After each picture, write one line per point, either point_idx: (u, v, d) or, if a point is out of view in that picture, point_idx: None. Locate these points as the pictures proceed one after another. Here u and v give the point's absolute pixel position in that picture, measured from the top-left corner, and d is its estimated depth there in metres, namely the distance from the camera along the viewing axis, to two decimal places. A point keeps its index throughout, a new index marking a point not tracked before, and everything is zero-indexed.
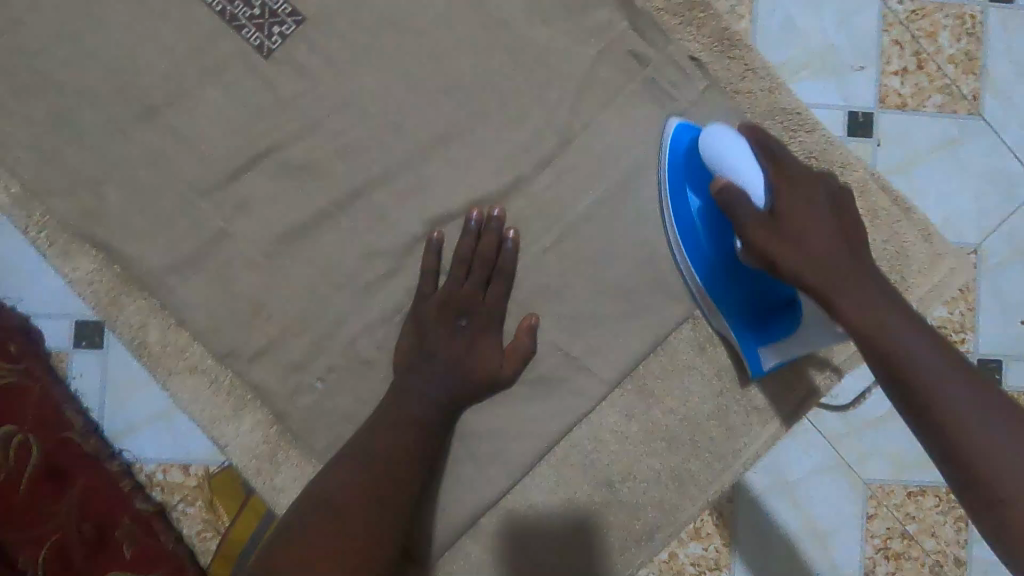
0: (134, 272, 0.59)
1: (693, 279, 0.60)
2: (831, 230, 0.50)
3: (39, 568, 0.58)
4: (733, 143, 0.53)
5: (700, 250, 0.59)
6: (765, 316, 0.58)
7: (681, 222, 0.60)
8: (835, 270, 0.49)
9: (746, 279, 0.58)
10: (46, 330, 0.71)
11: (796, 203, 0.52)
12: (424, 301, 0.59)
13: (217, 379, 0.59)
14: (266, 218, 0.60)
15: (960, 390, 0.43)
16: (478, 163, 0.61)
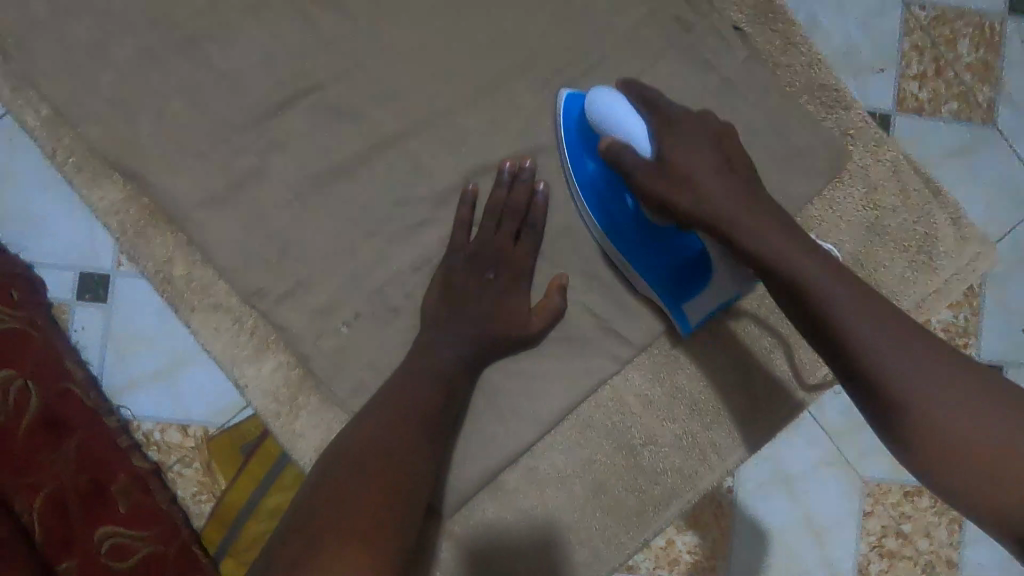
0: (162, 204, 0.58)
1: (612, 249, 0.60)
2: (730, 184, 0.53)
3: (33, 513, 0.64)
4: (618, 102, 0.56)
5: (612, 214, 0.59)
6: (684, 273, 0.59)
7: (587, 188, 0.60)
8: (747, 229, 0.51)
9: (657, 236, 0.59)
10: (49, 280, 0.69)
11: (707, 167, 0.54)
12: (457, 250, 0.59)
13: (241, 319, 0.59)
14: (300, 158, 0.59)
15: (911, 369, 0.43)
16: (517, 117, 0.61)
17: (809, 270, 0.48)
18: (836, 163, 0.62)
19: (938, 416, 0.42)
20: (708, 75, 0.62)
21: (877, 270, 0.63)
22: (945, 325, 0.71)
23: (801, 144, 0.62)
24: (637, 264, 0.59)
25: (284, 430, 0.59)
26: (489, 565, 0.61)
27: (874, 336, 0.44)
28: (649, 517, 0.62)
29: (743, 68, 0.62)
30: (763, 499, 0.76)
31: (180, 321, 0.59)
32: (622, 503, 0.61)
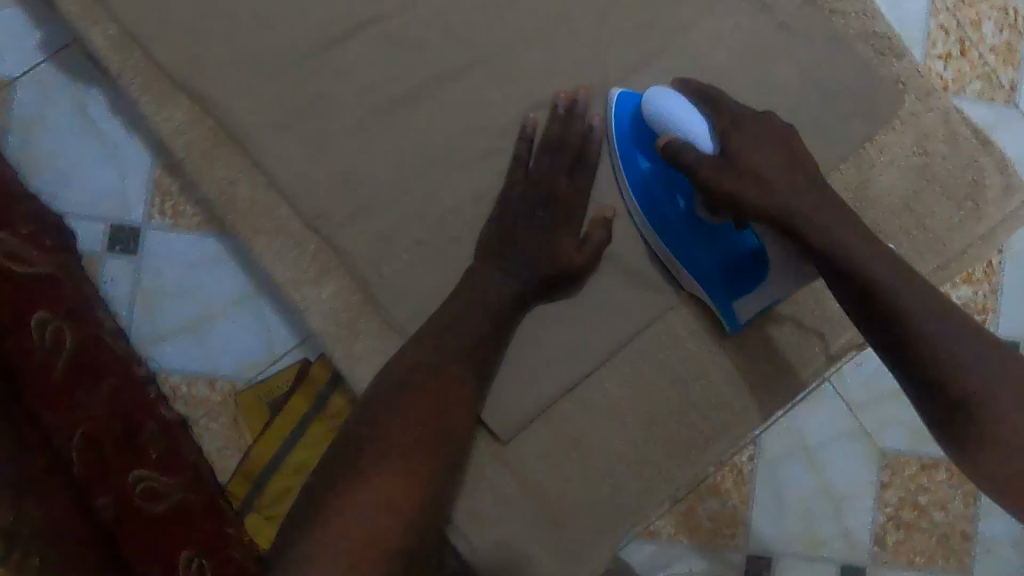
0: (228, 125, 0.58)
1: (661, 249, 0.61)
2: (788, 176, 0.57)
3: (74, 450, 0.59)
4: (678, 101, 0.57)
5: (664, 212, 0.60)
6: (735, 271, 0.60)
7: (639, 188, 0.61)
8: (814, 222, 0.54)
9: (711, 233, 0.60)
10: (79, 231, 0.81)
11: (767, 158, 0.57)
12: (518, 180, 0.60)
13: (303, 243, 0.59)
14: (365, 84, 0.59)
15: (964, 358, 0.49)
16: (581, 52, 0.62)
17: (859, 249, 0.53)
18: (888, 108, 0.64)
19: (989, 400, 0.47)
20: (765, 19, 0.63)
21: (924, 215, 0.64)
22: (966, 301, 0.77)
23: (855, 89, 0.63)
24: (689, 260, 0.60)
25: (344, 354, 0.60)
26: (541, 494, 0.61)
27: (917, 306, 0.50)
28: (699, 452, 0.63)
29: (800, 14, 0.63)
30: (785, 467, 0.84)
31: (241, 244, 0.59)
32: (673, 437, 0.62)
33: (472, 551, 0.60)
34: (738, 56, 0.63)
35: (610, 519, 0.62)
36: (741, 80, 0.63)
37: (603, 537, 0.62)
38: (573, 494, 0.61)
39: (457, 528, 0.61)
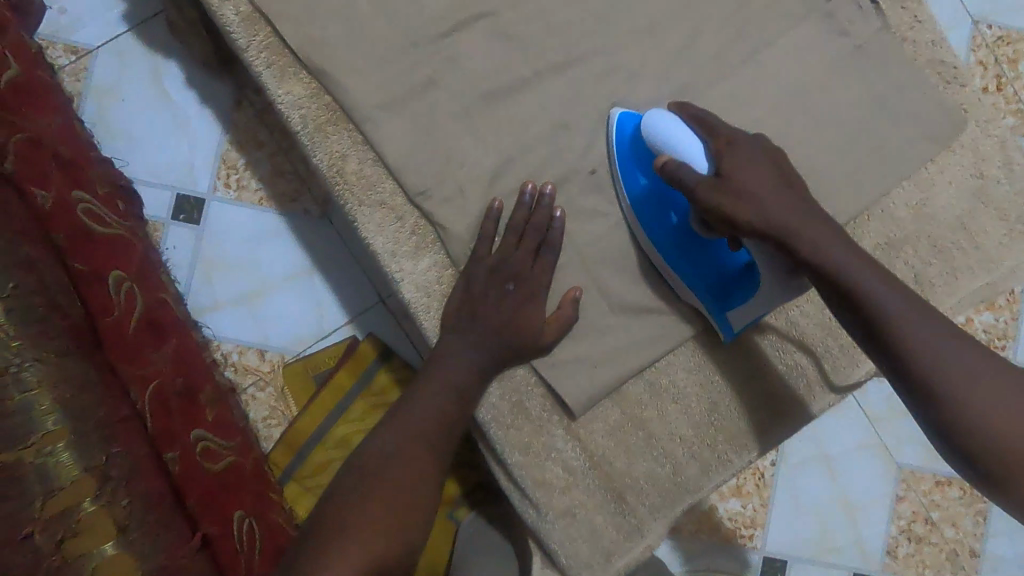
0: (342, 102, 0.64)
1: (661, 261, 0.68)
2: (783, 198, 0.60)
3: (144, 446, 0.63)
4: (673, 119, 0.64)
5: (660, 230, 0.67)
6: (728, 283, 0.67)
7: (638, 203, 0.67)
8: (802, 230, 0.59)
9: (704, 247, 0.67)
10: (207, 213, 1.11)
11: (760, 180, 0.61)
12: (601, 182, 0.68)
13: (404, 217, 0.66)
14: (472, 75, 0.65)
15: (950, 363, 0.54)
16: (667, 61, 0.67)
17: (861, 275, 0.57)
18: (953, 131, 0.68)
19: (979, 401, 0.53)
20: (843, 40, 0.68)
21: (978, 234, 0.69)
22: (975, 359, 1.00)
23: (923, 110, 0.68)
24: (686, 272, 0.68)
25: (434, 326, 0.67)
26: (605, 467, 0.69)
27: (911, 325, 0.55)
28: (745, 446, 0.72)
29: (874, 37, 0.68)
30: None
31: (346, 212, 0.66)
32: (722, 430, 0.71)
33: (542, 518, 0.68)
34: (816, 72, 0.68)
35: (666, 498, 0.70)
36: (817, 94, 0.67)
37: (659, 513, 0.70)
38: (634, 473, 0.70)
39: (530, 492, 0.68)
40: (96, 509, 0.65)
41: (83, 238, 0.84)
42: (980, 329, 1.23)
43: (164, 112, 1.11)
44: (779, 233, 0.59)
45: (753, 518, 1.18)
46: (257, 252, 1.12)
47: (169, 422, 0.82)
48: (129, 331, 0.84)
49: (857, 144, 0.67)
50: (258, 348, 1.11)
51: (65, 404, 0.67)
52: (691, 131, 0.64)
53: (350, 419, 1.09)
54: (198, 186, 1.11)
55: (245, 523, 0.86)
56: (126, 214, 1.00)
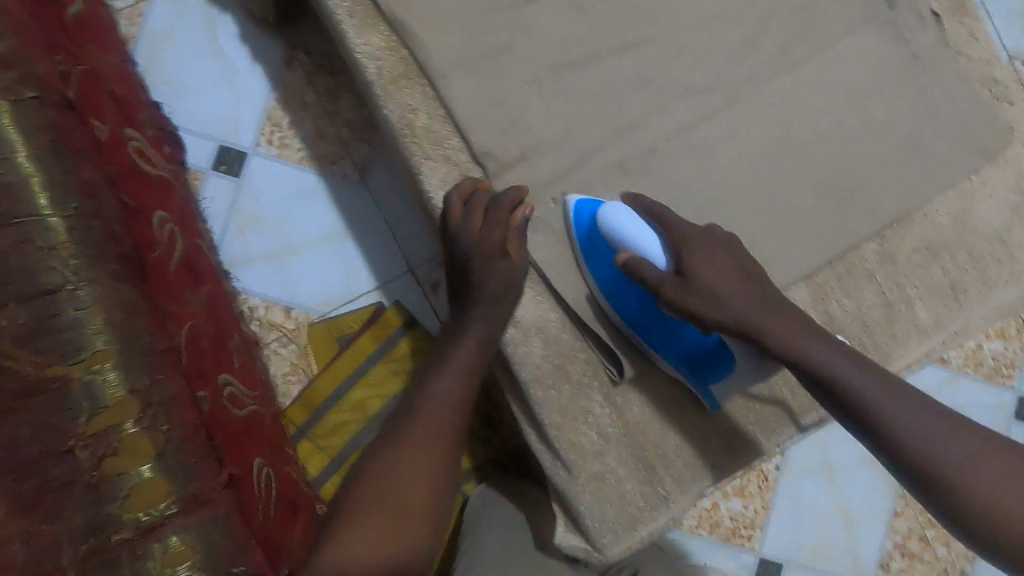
0: (419, 59, 0.69)
1: (636, 342, 0.71)
2: (749, 295, 0.65)
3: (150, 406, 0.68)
4: (624, 214, 0.67)
5: (631, 313, 0.70)
6: (705, 362, 0.70)
7: (606, 291, 0.70)
8: (766, 322, 0.63)
9: (675, 329, 0.70)
10: (248, 166, 1.12)
11: (778, 316, 0.64)
12: (658, 160, 0.69)
13: (465, 173, 0.70)
14: (542, 46, 0.69)
15: (931, 440, 0.59)
16: (733, 48, 0.70)
17: (899, 416, 0.60)
18: (999, 146, 0.70)
19: (966, 474, 0.58)
20: (902, 47, 0.70)
21: (1014, 248, 0.71)
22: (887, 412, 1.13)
23: (973, 123, 0.70)
24: (662, 352, 0.70)
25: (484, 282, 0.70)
26: (632, 433, 0.73)
27: (950, 456, 0.58)
28: (771, 430, 0.76)
29: (932, 48, 0.70)
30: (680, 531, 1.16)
31: (410, 163, 0.70)
32: (750, 411, 0.76)
33: (573, 481, 0.71)
34: (875, 74, 0.70)
35: (691, 472, 0.74)
36: (872, 96, 0.70)
37: (685, 486, 0.74)
38: (661, 442, 0.74)
39: (563, 454, 0.71)
40: (135, 433, 0.66)
41: (133, 173, 0.86)
42: (989, 356, 1.25)
43: (215, 63, 1.12)
44: (745, 329, 0.63)
45: (753, 519, 1.20)
46: (293, 212, 1.13)
47: (199, 362, 0.82)
48: (171, 270, 0.85)
49: (907, 147, 0.70)
50: (284, 306, 1.12)
51: (115, 325, 0.68)
52: (644, 224, 0.67)
53: (369, 383, 1.10)
54: (240, 141, 1.12)
55: (262, 472, 0.87)
56: (171, 159, 1.02)
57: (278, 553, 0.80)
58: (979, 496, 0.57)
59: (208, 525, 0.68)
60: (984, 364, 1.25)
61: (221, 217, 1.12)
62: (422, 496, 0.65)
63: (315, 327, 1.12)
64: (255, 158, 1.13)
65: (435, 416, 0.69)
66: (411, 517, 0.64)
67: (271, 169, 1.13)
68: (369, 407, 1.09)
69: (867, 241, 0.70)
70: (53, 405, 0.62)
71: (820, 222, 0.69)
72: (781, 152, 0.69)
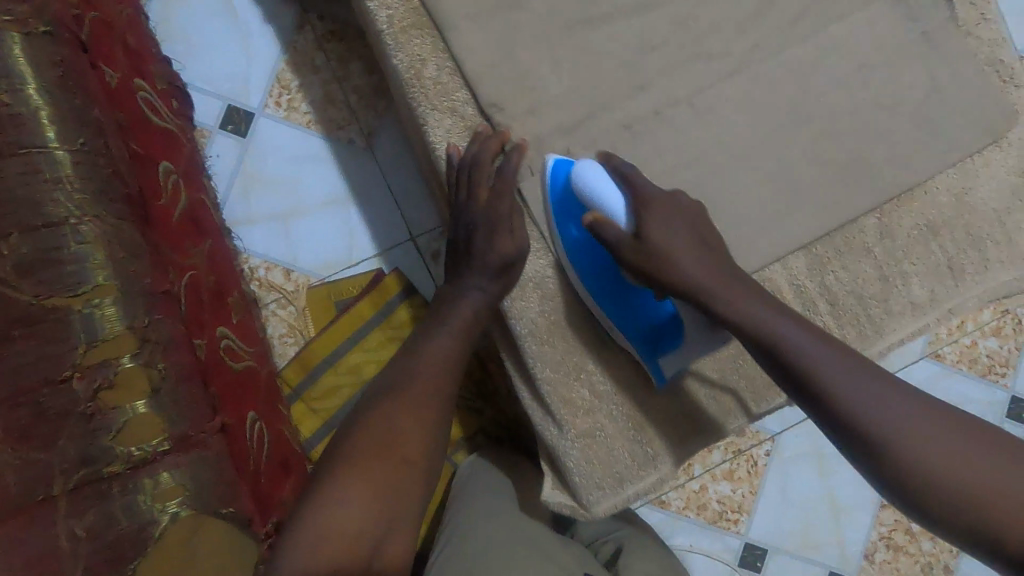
0: (430, 9, 0.69)
1: (592, 306, 0.72)
2: (707, 266, 0.66)
3: (151, 346, 0.68)
4: (599, 174, 0.67)
5: (593, 277, 0.72)
6: (659, 332, 0.72)
7: (572, 252, 0.72)
8: (716, 292, 0.65)
9: (632, 296, 0.72)
10: (256, 126, 1.13)
11: (733, 286, 0.65)
12: (664, 124, 0.70)
13: (471, 128, 0.71)
14: (553, 3, 0.70)
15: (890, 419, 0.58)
16: (744, 15, 0.70)
17: (838, 375, 0.60)
18: (1005, 127, 0.70)
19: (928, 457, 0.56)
20: (911, 25, 0.70)
21: (1014, 231, 0.71)
22: None
23: (978, 103, 0.70)
24: (615, 318, 0.72)
25: (484, 236, 0.71)
26: (626, 399, 0.74)
27: (891, 418, 0.57)
28: (765, 398, 0.76)
29: (941, 26, 0.71)
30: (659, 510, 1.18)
31: (417, 114, 0.71)
32: (747, 380, 0.76)
33: (564, 437, 0.73)
34: (884, 49, 0.70)
35: (678, 437, 0.75)
36: (879, 70, 0.70)
37: (672, 449, 0.75)
38: (652, 405, 0.75)
39: (554, 410, 0.73)
40: (133, 367, 0.66)
41: (140, 121, 0.87)
42: (984, 353, 1.26)
43: (227, 23, 1.12)
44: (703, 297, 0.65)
45: (740, 503, 1.20)
46: (298, 173, 1.13)
47: (197, 311, 0.83)
48: (174, 219, 0.86)
49: (912, 123, 0.70)
50: (285, 267, 1.13)
51: (117, 262, 0.68)
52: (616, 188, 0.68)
53: (365, 347, 1.11)
54: (247, 102, 1.13)
55: (255, 425, 0.88)
56: (178, 113, 1.02)
57: (268, 503, 0.82)
58: (923, 460, 0.55)
59: (199, 465, 0.69)
60: (978, 362, 1.26)
61: (224, 175, 1.12)
62: (424, 447, 0.65)
63: (314, 290, 1.13)
64: (262, 119, 1.13)
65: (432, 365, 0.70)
66: (412, 469, 0.64)
67: (277, 131, 1.13)
68: (364, 371, 1.09)
69: (866, 216, 0.70)
70: (50, 336, 0.63)
71: (820, 193, 0.70)
72: (786, 122, 0.70)
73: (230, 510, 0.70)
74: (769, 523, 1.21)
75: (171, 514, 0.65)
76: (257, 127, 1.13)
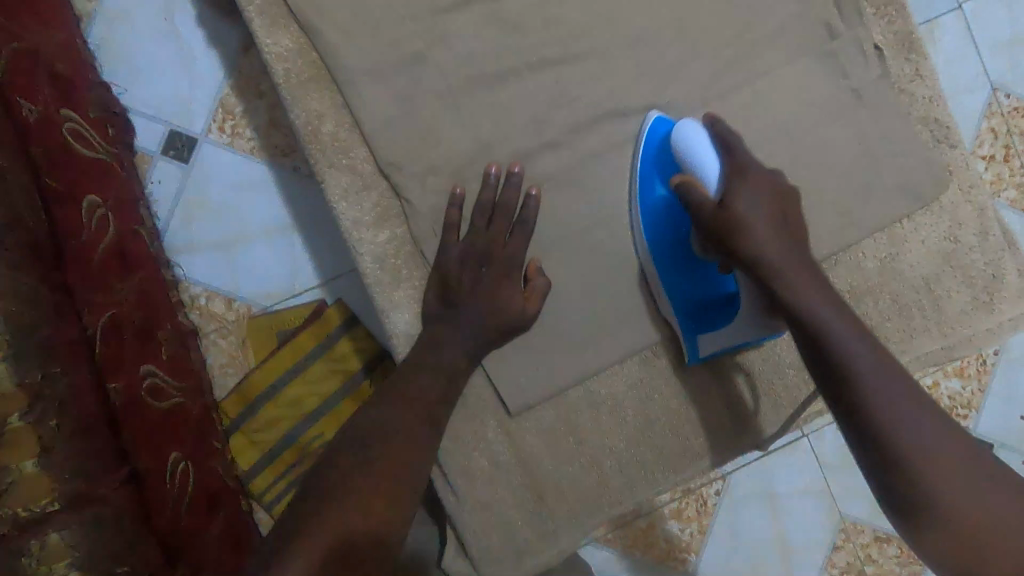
0: (329, 61, 0.71)
1: (653, 272, 0.73)
2: (784, 247, 0.66)
3: (41, 402, 0.67)
4: (704, 137, 0.70)
5: (661, 240, 0.73)
6: (708, 309, 0.74)
7: (649, 209, 0.73)
8: (789, 279, 0.65)
9: (695, 269, 0.74)
10: (199, 152, 1.11)
11: (807, 282, 0.65)
12: (569, 188, 0.73)
13: (371, 183, 0.73)
14: (460, 56, 0.72)
15: (918, 430, 0.58)
16: (647, 76, 0.73)
17: (880, 381, 0.60)
18: (935, 191, 0.71)
19: (936, 475, 0.56)
20: (817, 83, 0.71)
21: (943, 298, 0.72)
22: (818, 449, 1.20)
23: (908, 161, 0.71)
24: (674, 288, 0.73)
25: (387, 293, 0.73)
26: (532, 466, 0.74)
27: (919, 434, 0.58)
28: (675, 466, 0.77)
29: (873, 82, 0.71)
30: (604, 550, 1.16)
31: (315, 170, 0.72)
32: (651, 447, 0.76)
33: (460, 506, 0.72)
34: (804, 105, 0.71)
35: (583, 505, 0.75)
36: (787, 130, 0.71)
37: (575, 521, 0.74)
38: (559, 471, 0.75)
39: (452, 479, 0.72)
40: (20, 426, 0.64)
41: (61, 155, 0.84)
42: (946, 395, 1.22)
43: (167, 44, 1.10)
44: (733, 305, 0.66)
45: (688, 542, 1.18)
46: (242, 200, 1.11)
47: (119, 352, 0.82)
48: (96, 257, 0.84)
49: (832, 182, 0.70)
50: (226, 297, 1.11)
51: (9, 315, 0.67)
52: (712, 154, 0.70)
53: (305, 380, 1.08)
54: (190, 127, 1.10)
55: (181, 466, 0.84)
56: (115, 140, 0.98)
57: (182, 546, 0.80)
58: (933, 478, 0.56)
59: (91, 526, 0.68)
60: (939, 404, 1.22)
61: (164, 202, 1.10)
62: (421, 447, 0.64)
63: (253, 321, 1.11)
64: (204, 144, 1.11)
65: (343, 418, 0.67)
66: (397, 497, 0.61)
67: (222, 157, 1.11)
68: (307, 403, 1.07)
69: None
70: None
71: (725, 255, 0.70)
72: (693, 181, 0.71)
73: (124, 568, 0.70)
74: (718, 562, 1.19)
75: None
76: (202, 151, 1.11)
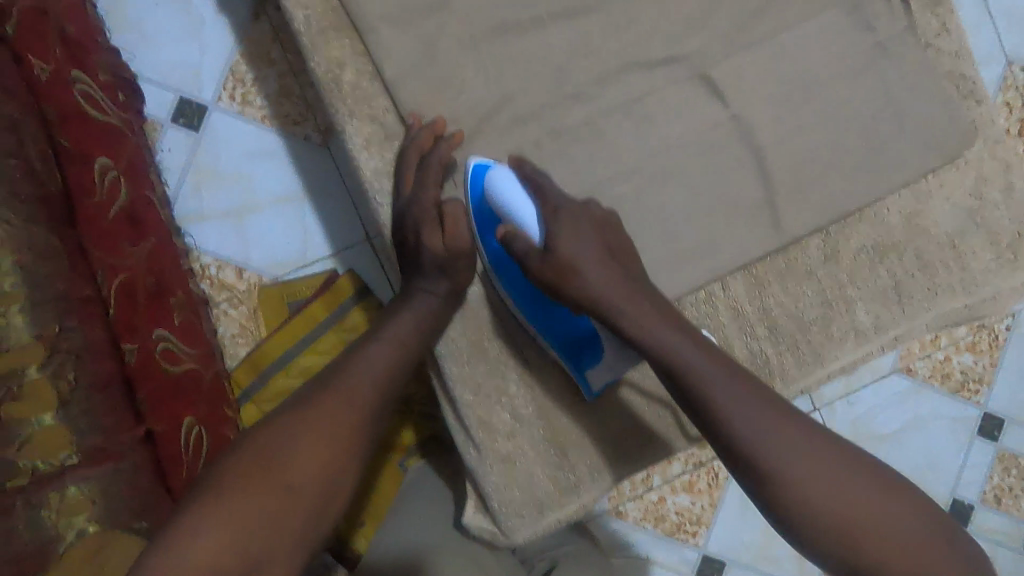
0: (349, 9, 0.71)
1: (521, 318, 0.73)
2: (629, 289, 0.66)
3: (58, 355, 0.68)
4: (510, 182, 0.68)
5: (517, 290, 0.73)
6: (581, 345, 0.74)
7: (495, 261, 0.72)
8: (644, 322, 0.64)
9: (555, 309, 0.73)
10: (208, 120, 1.10)
11: (659, 322, 0.64)
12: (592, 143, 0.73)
13: (392, 136, 0.73)
14: (484, 6, 0.72)
15: (797, 460, 0.58)
16: (672, 28, 0.72)
17: (751, 417, 0.60)
18: (960, 146, 0.72)
19: (825, 504, 0.57)
20: (841, 36, 0.72)
21: (967, 255, 0.73)
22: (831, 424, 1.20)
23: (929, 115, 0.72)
24: (541, 328, 0.73)
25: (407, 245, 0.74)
26: (551, 420, 0.76)
27: (795, 464, 0.58)
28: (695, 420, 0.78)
29: (899, 36, 0.71)
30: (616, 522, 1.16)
31: (336, 121, 0.73)
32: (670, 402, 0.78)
33: (480, 460, 0.74)
34: (828, 58, 0.72)
35: (603, 458, 0.77)
36: (809, 84, 0.72)
37: (594, 473, 0.76)
38: (578, 424, 0.77)
39: (472, 432, 0.75)
40: (39, 379, 0.65)
41: (75, 115, 0.82)
42: (958, 369, 1.22)
43: (177, 10, 1.09)
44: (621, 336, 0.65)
45: (699, 515, 1.18)
46: (251, 169, 1.10)
47: (132, 313, 0.81)
48: (109, 218, 0.83)
49: (853, 136, 0.71)
50: (236, 266, 1.10)
51: (24, 269, 0.67)
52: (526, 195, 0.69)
53: (318, 348, 1.06)
54: (201, 93, 1.09)
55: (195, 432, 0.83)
56: (127, 107, 0.94)
57: None
58: (820, 505, 0.57)
59: (108, 480, 0.68)
60: (952, 378, 1.22)
61: (171, 170, 1.09)
62: (314, 478, 0.60)
63: (264, 288, 1.10)
64: (214, 113, 1.10)
65: (369, 366, 0.67)
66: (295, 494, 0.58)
67: (231, 126, 1.10)
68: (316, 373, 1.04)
69: (812, 236, 0.73)
70: None
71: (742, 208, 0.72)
72: (715, 135, 0.72)
73: (142, 525, 0.69)
74: (727, 535, 1.19)
75: (78, 530, 0.64)
76: (211, 120, 1.10)
